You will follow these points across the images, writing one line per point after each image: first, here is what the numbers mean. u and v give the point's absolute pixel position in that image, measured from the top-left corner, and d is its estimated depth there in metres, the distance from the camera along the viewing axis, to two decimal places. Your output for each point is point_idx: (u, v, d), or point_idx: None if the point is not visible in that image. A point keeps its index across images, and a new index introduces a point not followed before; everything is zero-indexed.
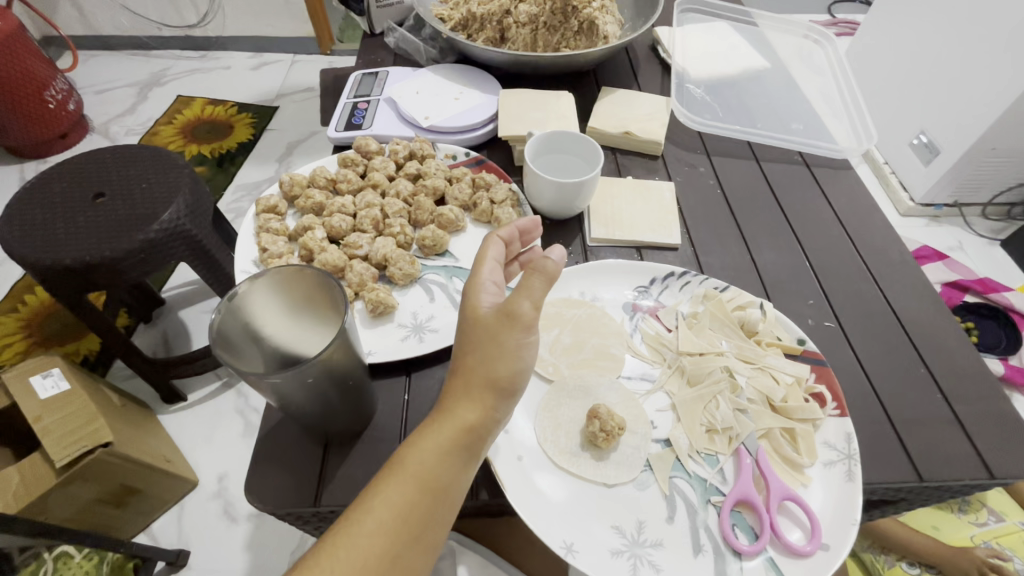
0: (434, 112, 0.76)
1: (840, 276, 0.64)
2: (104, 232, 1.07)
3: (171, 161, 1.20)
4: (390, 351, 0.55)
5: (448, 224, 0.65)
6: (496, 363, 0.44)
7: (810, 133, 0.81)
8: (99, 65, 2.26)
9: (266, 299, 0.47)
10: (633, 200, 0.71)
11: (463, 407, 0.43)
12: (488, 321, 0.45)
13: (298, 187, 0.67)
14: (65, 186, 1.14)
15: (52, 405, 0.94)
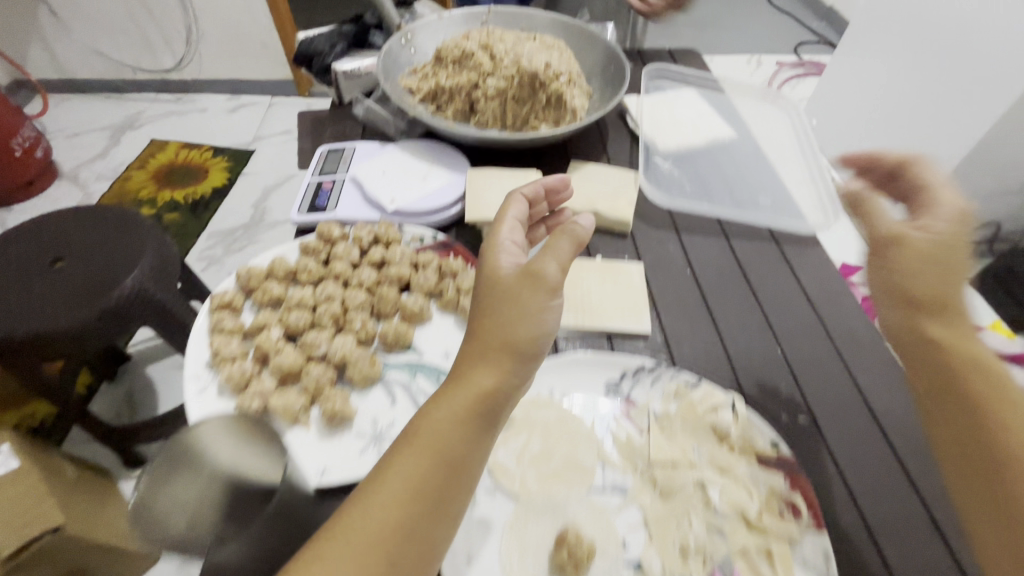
0: (400, 195, 0.74)
1: (811, 363, 0.63)
2: (60, 300, 1.02)
3: (135, 221, 1.17)
4: (347, 467, 0.52)
5: (411, 315, 0.63)
6: (515, 325, 0.43)
7: (778, 207, 0.81)
8: (72, 109, 2.23)
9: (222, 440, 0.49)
10: (603, 283, 0.69)
11: (480, 372, 0.43)
12: (508, 284, 0.45)
13: (255, 279, 0.65)
14: (22, 249, 1.10)
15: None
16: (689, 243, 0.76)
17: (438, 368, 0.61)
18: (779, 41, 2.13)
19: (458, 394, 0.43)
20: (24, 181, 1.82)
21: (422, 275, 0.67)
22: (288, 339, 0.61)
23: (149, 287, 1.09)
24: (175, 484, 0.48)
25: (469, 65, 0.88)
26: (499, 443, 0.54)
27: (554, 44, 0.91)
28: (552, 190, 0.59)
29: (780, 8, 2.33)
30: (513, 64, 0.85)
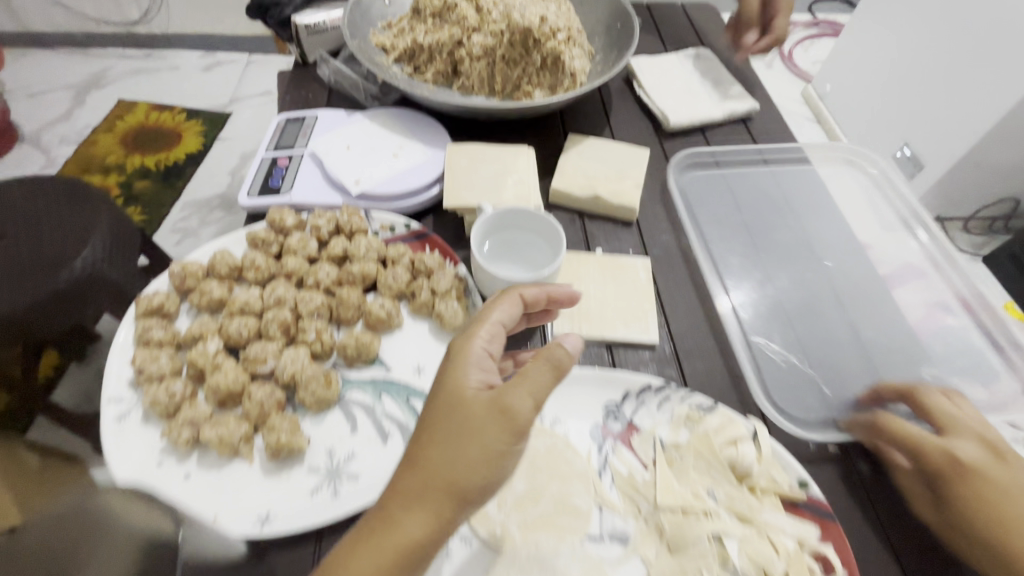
0: (366, 175, 0.63)
1: (840, 372, 0.55)
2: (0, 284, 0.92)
3: (83, 193, 1.04)
4: (293, 512, 0.44)
5: (378, 323, 0.54)
6: (463, 465, 0.37)
7: (872, 297, 0.62)
8: (31, 63, 2.05)
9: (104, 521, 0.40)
10: (603, 282, 0.60)
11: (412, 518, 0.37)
12: (470, 411, 0.38)
13: (192, 278, 0.55)
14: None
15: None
16: (710, 227, 0.67)
17: (408, 386, 0.52)
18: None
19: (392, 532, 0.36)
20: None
21: (391, 273, 0.57)
22: (229, 352, 0.52)
23: (101, 269, 0.98)
24: None
25: (451, 19, 0.76)
26: None
27: None
28: (555, 300, 0.49)
29: None
30: (503, 17, 0.73)
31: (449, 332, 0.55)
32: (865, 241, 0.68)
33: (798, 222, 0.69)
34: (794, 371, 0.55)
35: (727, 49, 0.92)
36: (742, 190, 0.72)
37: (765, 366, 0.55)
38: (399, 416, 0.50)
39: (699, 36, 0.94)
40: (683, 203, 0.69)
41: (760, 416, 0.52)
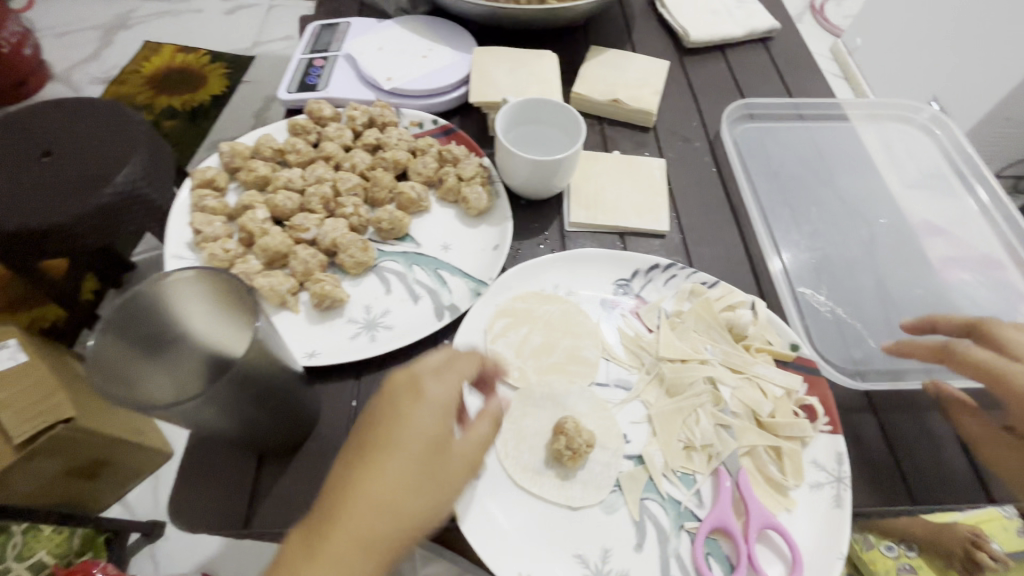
0: (398, 73, 0.67)
1: (895, 331, 0.54)
2: (50, 193, 0.97)
3: (124, 116, 1.09)
4: (336, 350, 0.49)
5: (409, 203, 0.58)
6: (421, 497, 0.34)
7: (897, 236, 0.61)
8: (60, 4, 2.07)
9: (185, 296, 0.40)
10: (619, 178, 0.63)
11: (392, 482, 0.33)
12: (428, 445, 0.34)
13: (239, 158, 0.59)
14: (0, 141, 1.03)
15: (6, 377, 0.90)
16: (757, 182, 0.65)
17: (436, 259, 0.57)
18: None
19: (361, 521, 0.32)
20: (15, 81, 1.72)
21: (420, 161, 0.61)
22: (275, 222, 0.57)
23: (141, 184, 1.03)
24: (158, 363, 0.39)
25: None
26: (498, 336, 0.50)
27: None
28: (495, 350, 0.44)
29: None
30: None
31: (473, 215, 0.60)
32: (898, 186, 0.66)
33: (846, 174, 0.66)
34: (842, 325, 0.54)
35: None
36: (785, 142, 0.69)
37: (813, 318, 0.54)
38: (428, 282, 0.55)
39: None
40: (711, 145, 0.69)
41: (758, 294, 0.56)
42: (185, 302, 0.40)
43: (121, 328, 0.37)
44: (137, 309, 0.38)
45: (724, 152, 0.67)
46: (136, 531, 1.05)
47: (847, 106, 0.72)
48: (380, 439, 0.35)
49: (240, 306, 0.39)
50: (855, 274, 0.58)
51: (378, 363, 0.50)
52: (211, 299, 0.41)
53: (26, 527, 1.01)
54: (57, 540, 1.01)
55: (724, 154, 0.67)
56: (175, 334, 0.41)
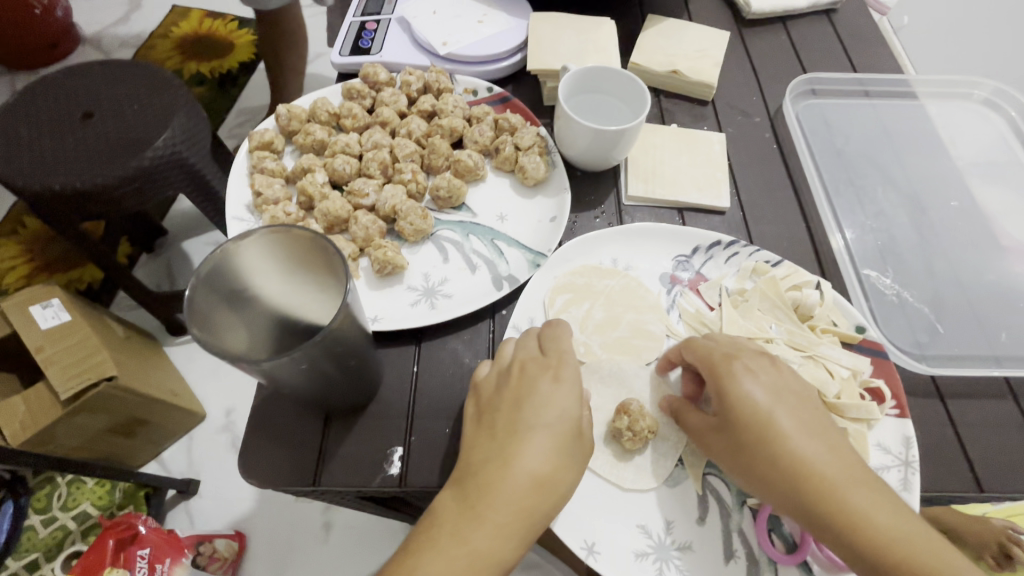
0: (453, 37, 0.65)
1: (963, 317, 0.53)
2: (93, 156, 0.98)
3: (162, 79, 1.09)
4: (397, 317, 0.50)
5: (465, 171, 0.57)
6: (557, 466, 0.36)
7: (967, 220, 0.59)
8: None
9: (257, 256, 0.40)
10: (678, 152, 0.61)
11: (531, 462, 0.36)
12: (555, 419, 0.37)
13: (296, 121, 0.59)
14: (44, 104, 1.04)
15: (54, 335, 0.96)
16: (820, 160, 0.63)
17: (492, 229, 0.56)
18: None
19: (506, 499, 0.35)
20: (47, 43, 1.66)
21: (476, 129, 0.60)
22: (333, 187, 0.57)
23: (181, 149, 1.03)
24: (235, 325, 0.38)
25: None
26: (560, 310, 0.50)
27: None
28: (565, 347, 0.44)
29: None
30: None
31: (529, 186, 0.59)
32: (969, 168, 0.63)
33: (913, 153, 0.64)
34: (908, 308, 0.53)
35: None
36: (848, 120, 0.67)
37: (877, 301, 0.53)
38: (485, 252, 0.55)
39: None
40: (774, 119, 0.66)
41: (821, 274, 0.55)
42: (257, 264, 0.40)
43: (209, 290, 0.37)
44: (215, 271, 0.37)
45: (786, 129, 0.65)
46: (171, 488, 1.08)
47: (917, 81, 0.69)
48: (509, 427, 0.38)
49: (328, 269, 0.40)
50: (921, 256, 0.56)
51: (437, 330, 0.50)
52: (287, 260, 0.41)
53: (71, 480, 1.05)
54: (99, 493, 1.04)
55: (786, 130, 0.65)
56: (249, 295, 0.40)
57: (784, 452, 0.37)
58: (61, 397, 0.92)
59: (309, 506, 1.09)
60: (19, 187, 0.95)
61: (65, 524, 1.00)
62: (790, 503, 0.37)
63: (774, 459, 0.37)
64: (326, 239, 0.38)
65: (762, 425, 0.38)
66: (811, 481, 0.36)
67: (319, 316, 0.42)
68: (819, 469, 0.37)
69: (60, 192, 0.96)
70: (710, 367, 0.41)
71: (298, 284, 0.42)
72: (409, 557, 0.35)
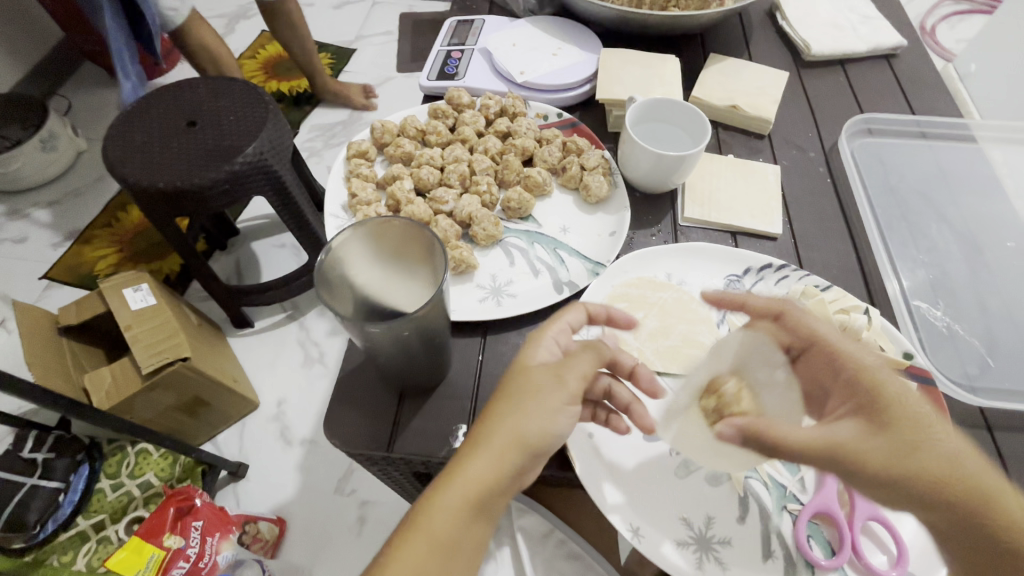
0: (530, 67, 0.72)
1: (1016, 355, 0.53)
2: (192, 160, 1.10)
3: (257, 95, 1.22)
4: (468, 310, 0.55)
5: (534, 186, 0.64)
6: (534, 419, 0.40)
7: None
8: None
9: (362, 249, 0.47)
10: (734, 181, 0.65)
11: (532, 421, 0.40)
12: (534, 380, 0.41)
13: (388, 135, 0.67)
14: (155, 114, 1.18)
15: (143, 317, 1.07)
16: (873, 195, 0.66)
17: (555, 240, 0.62)
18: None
19: (508, 443, 0.39)
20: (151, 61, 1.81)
21: (546, 149, 0.66)
22: (416, 194, 0.64)
23: (267, 158, 1.15)
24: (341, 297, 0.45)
25: None
26: None
27: None
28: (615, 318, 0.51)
29: None
30: None
31: (592, 203, 0.64)
32: None
33: (970, 194, 0.65)
34: (957, 341, 0.54)
35: None
36: (904, 159, 0.69)
37: (927, 332, 0.55)
38: (549, 260, 0.60)
39: None
40: (828, 155, 0.70)
41: (869, 301, 0.57)
42: (359, 250, 0.46)
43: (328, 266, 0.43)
44: (334, 256, 0.44)
45: (841, 164, 0.68)
46: (224, 469, 1.15)
47: (975, 126, 0.70)
48: (506, 391, 0.42)
49: (423, 258, 0.48)
50: (975, 292, 0.58)
51: (502, 325, 0.56)
52: (384, 252, 0.48)
53: (140, 449, 1.11)
54: (163, 465, 1.11)
55: (841, 166, 0.68)
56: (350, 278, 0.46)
57: (910, 423, 0.38)
58: (143, 371, 1.02)
59: (347, 499, 1.15)
60: (130, 184, 1.08)
61: (130, 490, 1.06)
62: (931, 484, 0.36)
63: (907, 429, 0.37)
64: (429, 230, 0.45)
65: (884, 394, 0.39)
66: (966, 479, 0.36)
67: (412, 299, 0.49)
68: (945, 445, 0.37)
69: (161, 191, 1.08)
70: (816, 338, 0.43)
71: (388, 272, 0.49)
72: (431, 483, 0.40)
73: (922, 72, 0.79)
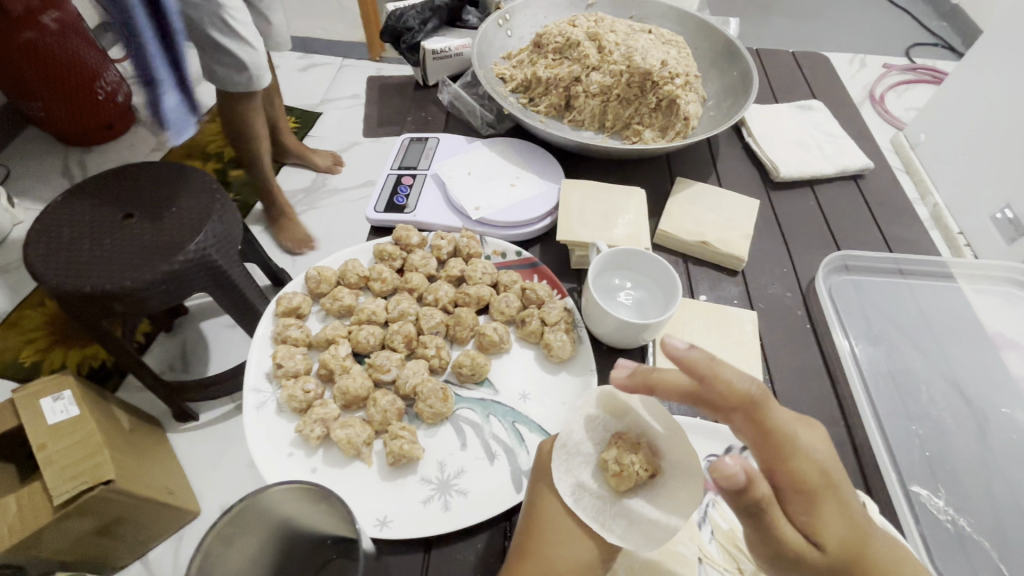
0: (486, 202, 0.68)
1: None
2: (126, 258, 0.70)
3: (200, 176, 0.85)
4: (408, 520, 0.46)
5: (489, 344, 0.56)
6: (553, 545, 0.41)
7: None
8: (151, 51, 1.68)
9: (251, 517, 0.37)
10: (708, 332, 0.59)
11: (563, 552, 0.41)
12: (539, 505, 0.44)
13: (325, 283, 0.61)
14: (91, 194, 0.77)
15: (61, 431, 0.67)
16: (858, 346, 0.61)
17: (513, 410, 0.54)
18: (888, 39, 1.88)
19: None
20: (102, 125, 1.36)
21: (504, 298, 0.59)
22: (354, 357, 0.57)
23: (218, 257, 0.75)
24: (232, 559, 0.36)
25: (573, 56, 0.78)
26: None
27: (673, 40, 0.80)
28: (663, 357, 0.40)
29: (895, 8, 2.03)
30: (624, 58, 0.75)
31: (554, 362, 0.57)
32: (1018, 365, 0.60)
33: (956, 344, 0.61)
34: (966, 542, 0.48)
35: (842, 102, 0.90)
36: (885, 302, 0.65)
37: (930, 527, 0.49)
38: (505, 440, 0.51)
39: (810, 86, 0.92)
40: (805, 293, 0.65)
41: (864, 487, 0.51)
42: (254, 525, 0.37)
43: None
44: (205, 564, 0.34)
45: (821, 306, 0.63)
46: None
47: (953, 265, 0.68)
48: (527, 525, 0.44)
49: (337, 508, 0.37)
50: (977, 472, 0.52)
51: (451, 536, 0.46)
52: (288, 502, 0.38)
53: None
54: None
55: (820, 308, 0.64)
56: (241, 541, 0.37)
57: (831, 515, 0.36)
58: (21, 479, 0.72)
59: None
60: (86, 294, 0.68)
61: None
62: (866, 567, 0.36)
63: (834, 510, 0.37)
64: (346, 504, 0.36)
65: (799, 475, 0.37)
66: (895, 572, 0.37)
67: (337, 527, 0.39)
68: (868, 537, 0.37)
69: (132, 305, 0.70)
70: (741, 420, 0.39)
71: (297, 522, 0.40)
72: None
73: (890, 194, 0.77)
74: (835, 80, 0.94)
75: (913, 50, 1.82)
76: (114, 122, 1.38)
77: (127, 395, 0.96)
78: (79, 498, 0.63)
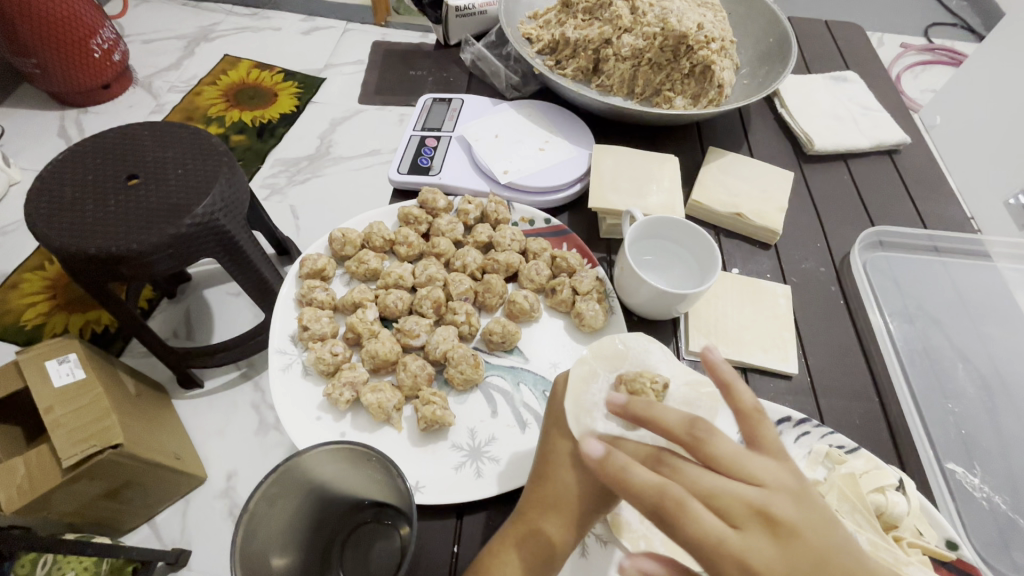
0: (514, 166, 0.65)
1: None
2: (131, 220, 0.66)
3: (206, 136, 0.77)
4: (441, 486, 0.45)
5: (520, 313, 0.55)
6: (565, 473, 0.40)
7: None
8: (146, 8, 1.56)
9: (301, 474, 0.36)
10: (741, 304, 0.58)
11: (574, 479, 0.39)
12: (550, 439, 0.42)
13: (350, 246, 0.59)
14: (97, 154, 0.73)
15: (68, 395, 0.65)
16: (893, 324, 0.60)
17: (545, 378, 0.52)
18: (906, 16, 1.82)
19: (564, 506, 0.39)
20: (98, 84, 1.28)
21: (534, 266, 0.58)
22: (381, 321, 0.56)
23: (227, 222, 0.71)
24: (270, 521, 0.35)
25: (604, 16, 0.74)
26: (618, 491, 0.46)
27: (708, 3, 0.76)
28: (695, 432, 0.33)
29: None
30: (659, 20, 0.71)
31: (586, 333, 0.55)
32: None
33: (992, 323, 0.61)
34: (999, 519, 0.49)
35: (878, 76, 0.87)
36: (919, 279, 0.64)
37: (965, 504, 0.49)
38: (536, 408, 0.50)
39: (844, 59, 0.89)
40: (841, 271, 0.64)
41: (899, 463, 0.51)
42: (292, 487, 0.36)
43: (243, 542, 0.33)
44: (243, 537, 0.33)
45: (855, 283, 0.62)
46: None
47: (990, 243, 0.67)
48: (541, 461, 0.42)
49: (382, 470, 0.37)
50: (1011, 450, 0.52)
51: (486, 502, 0.46)
52: (336, 462, 0.37)
53: None
54: None
55: (855, 285, 0.62)
56: (277, 504, 0.36)
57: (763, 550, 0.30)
58: (27, 443, 0.70)
59: None
60: (90, 256, 0.64)
61: None
62: None
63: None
64: (391, 462, 0.35)
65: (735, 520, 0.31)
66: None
67: (379, 489, 0.39)
68: None
69: (138, 267, 0.67)
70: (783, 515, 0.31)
71: (325, 484, 0.38)
72: (497, 551, 0.39)
73: (922, 169, 0.75)
74: (871, 53, 0.90)
75: (931, 30, 1.76)
76: (110, 83, 1.30)
77: (131, 361, 0.94)
78: (88, 461, 0.62)
